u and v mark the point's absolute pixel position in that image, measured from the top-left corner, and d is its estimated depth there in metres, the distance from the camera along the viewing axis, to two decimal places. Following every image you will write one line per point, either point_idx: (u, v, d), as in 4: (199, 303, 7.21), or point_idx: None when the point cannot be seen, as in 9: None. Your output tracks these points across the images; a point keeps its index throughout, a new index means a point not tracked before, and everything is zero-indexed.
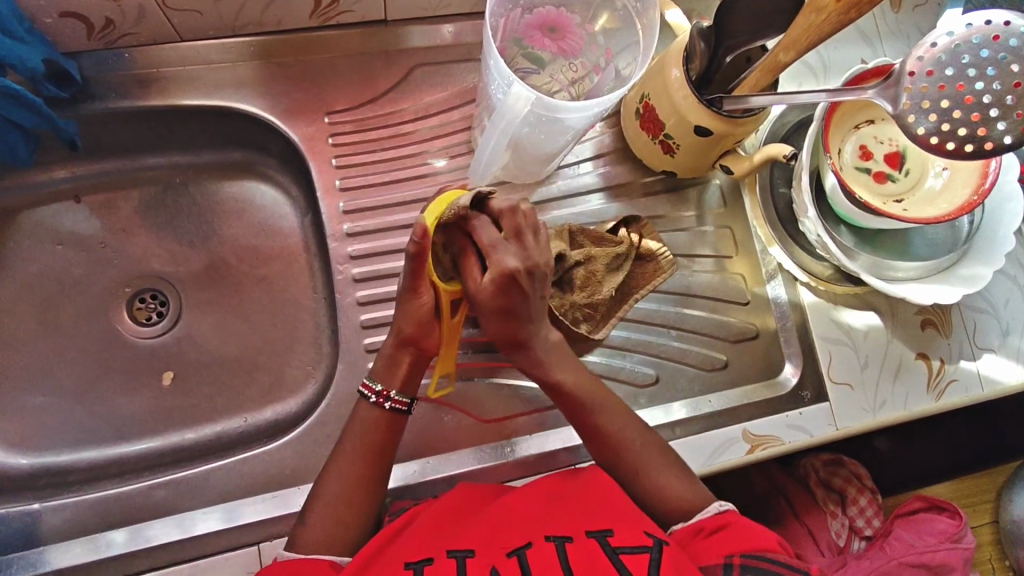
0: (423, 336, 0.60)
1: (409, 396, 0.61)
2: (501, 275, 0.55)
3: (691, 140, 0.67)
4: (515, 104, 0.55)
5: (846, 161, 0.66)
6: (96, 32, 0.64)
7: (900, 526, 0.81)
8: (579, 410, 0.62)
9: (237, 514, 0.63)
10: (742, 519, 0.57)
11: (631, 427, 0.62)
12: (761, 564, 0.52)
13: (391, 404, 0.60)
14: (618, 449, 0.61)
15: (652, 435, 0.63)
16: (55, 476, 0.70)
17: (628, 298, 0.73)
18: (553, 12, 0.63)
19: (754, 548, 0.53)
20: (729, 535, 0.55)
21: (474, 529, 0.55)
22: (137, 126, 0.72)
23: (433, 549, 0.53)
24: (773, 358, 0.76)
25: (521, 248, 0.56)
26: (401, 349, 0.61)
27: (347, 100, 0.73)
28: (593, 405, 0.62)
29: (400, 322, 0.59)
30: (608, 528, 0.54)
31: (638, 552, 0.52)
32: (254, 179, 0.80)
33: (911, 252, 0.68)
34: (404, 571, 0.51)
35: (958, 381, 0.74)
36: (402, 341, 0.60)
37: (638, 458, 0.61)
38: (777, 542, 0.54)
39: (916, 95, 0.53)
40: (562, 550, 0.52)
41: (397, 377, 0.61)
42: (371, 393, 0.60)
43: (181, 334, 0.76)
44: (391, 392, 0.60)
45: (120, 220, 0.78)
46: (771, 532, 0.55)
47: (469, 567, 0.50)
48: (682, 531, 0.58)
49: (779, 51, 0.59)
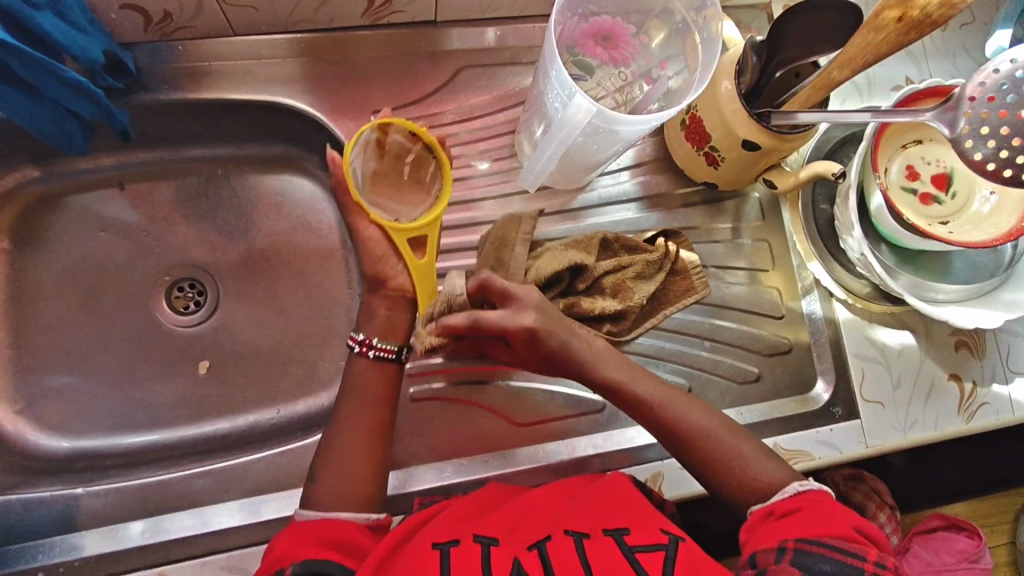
0: (389, 276, 0.64)
1: (395, 345, 0.62)
2: (523, 338, 0.57)
3: (738, 153, 0.67)
4: (576, 116, 0.56)
5: (893, 180, 0.66)
6: (154, 25, 0.65)
7: (919, 544, 0.82)
8: (640, 407, 0.61)
9: (274, 506, 0.64)
10: (819, 501, 0.55)
11: (693, 413, 0.61)
12: (817, 550, 0.51)
13: (375, 352, 0.61)
14: (688, 442, 0.60)
15: (712, 412, 0.62)
16: (94, 459, 0.71)
17: (655, 313, 0.73)
18: (609, 21, 0.63)
19: (811, 533, 0.52)
20: (798, 520, 0.54)
21: (495, 520, 0.56)
22: (184, 118, 0.73)
23: (459, 533, 0.54)
24: (806, 373, 0.76)
25: (523, 302, 0.58)
26: (377, 298, 0.64)
27: (390, 100, 0.73)
28: (653, 401, 0.61)
29: (363, 264, 0.64)
30: (625, 527, 0.54)
31: (653, 550, 0.52)
32: (295, 173, 0.81)
33: (952, 274, 0.68)
34: (432, 550, 0.51)
35: (990, 404, 0.74)
36: (372, 286, 0.64)
37: (712, 450, 0.60)
38: (850, 529, 0.52)
39: (975, 120, 0.54)
40: (580, 546, 0.52)
41: (377, 327, 0.63)
42: (355, 343, 0.61)
43: (217, 324, 0.77)
44: (373, 340, 0.61)
45: (161, 209, 0.78)
46: (848, 516, 0.53)
47: (493, 554, 0.51)
48: (755, 513, 0.57)
49: (832, 68, 0.59)
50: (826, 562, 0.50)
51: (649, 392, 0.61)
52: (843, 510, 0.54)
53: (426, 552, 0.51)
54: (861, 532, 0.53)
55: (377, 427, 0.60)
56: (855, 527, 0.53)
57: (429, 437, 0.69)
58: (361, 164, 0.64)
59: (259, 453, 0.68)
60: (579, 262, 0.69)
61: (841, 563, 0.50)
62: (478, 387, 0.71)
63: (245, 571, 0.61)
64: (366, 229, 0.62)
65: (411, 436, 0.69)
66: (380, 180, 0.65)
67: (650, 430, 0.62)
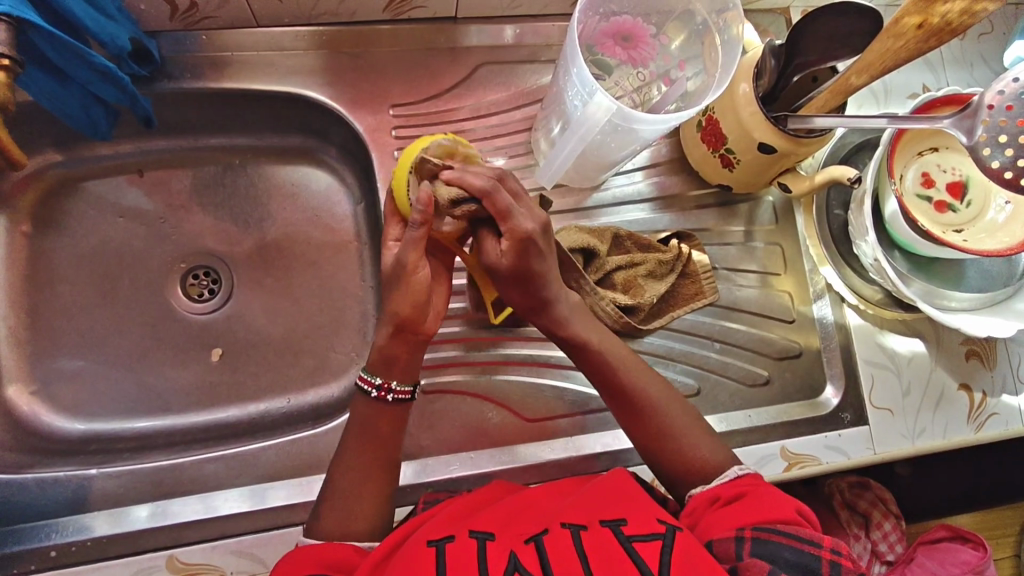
0: (421, 319, 0.56)
1: (411, 385, 0.59)
2: (518, 242, 0.53)
3: (754, 157, 0.67)
4: (594, 113, 0.57)
5: (908, 187, 0.66)
6: (179, 14, 0.65)
7: (923, 554, 0.81)
8: (604, 370, 0.61)
9: (283, 493, 0.65)
10: (760, 486, 0.57)
11: (654, 383, 0.61)
12: (771, 536, 0.52)
13: (393, 396, 0.58)
14: (646, 410, 0.61)
15: (671, 389, 0.63)
16: (107, 442, 0.72)
17: (661, 315, 0.74)
18: (629, 21, 0.64)
19: (766, 520, 0.53)
20: (741, 505, 0.55)
21: (491, 514, 0.56)
22: (205, 107, 0.73)
23: (455, 529, 0.54)
24: (815, 378, 0.76)
25: (528, 210, 0.54)
26: (395, 340, 0.57)
27: (408, 94, 0.74)
28: (618, 364, 0.61)
29: (399, 304, 0.55)
30: (622, 518, 0.55)
31: (650, 539, 0.52)
32: (311, 164, 0.81)
33: (965, 282, 0.68)
34: (427, 548, 0.51)
35: (999, 414, 0.74)
36: (398, 328, 0.56)
37: (665, 419, 0.61)
38: (795, 513, 0.54)
39: (993, 128, 0.54)
40: (578, 538, 0.52)
41: (395, 371, 0.58)
42: (371, 388, 0.57)
43: (231, 312, 0.78)
44: (392, 384, 0.57)
45: (178, 197, 0.79)
46: (788, 500, 0.55)
47: (488, 549, 0.51)
48: (698, 498, 0.57)
49: (851, 74, 0.59)
50: (782, 548, 0.51)
51: (615, 356, 0.61)
52: (784, 494, 0.56)
53: (423, 550, 0.51)
54: (803, 514, 0.54)
55: (380, 439, 0.58)
56: (798, 509, 0.55)
57: (439, 429, 0.70)
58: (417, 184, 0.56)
59: (269, 440, 0.69)
60: (592, 246, 0.69)
61: (799, 551, 0.51)
62: (487, 382, 0.72)
63: (255, 556, 0.61)
64: (415, 275, 0.55)
65: (420, 428, 0.69)
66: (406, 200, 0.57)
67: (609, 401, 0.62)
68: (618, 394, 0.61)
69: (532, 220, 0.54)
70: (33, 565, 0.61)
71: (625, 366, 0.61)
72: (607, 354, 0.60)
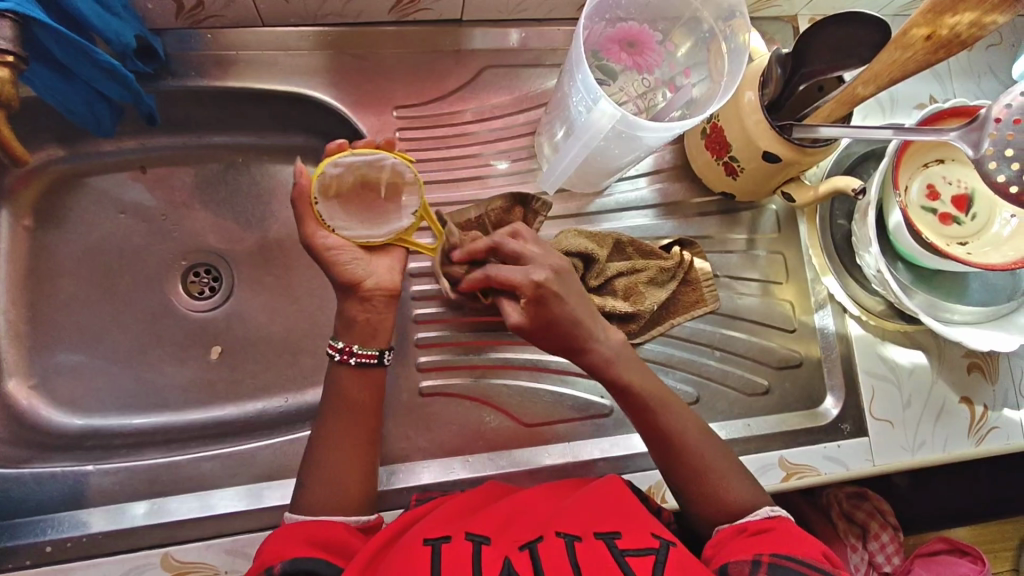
0: (364, 277, 0.61)
1: (376, 349, 0.60)
2: (532, 295, 0.55)
3: (757, 165, 0.67)
4: (599, 120, 0.57)
5: (912, 198, 0.66)
6: (185, 12, 0.65)
7: (920, 566, 0.81)
8: (643, 409, 0.60)
9: (281, 493, 0.64)
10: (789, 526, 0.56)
11: (690, 425, 0.61)
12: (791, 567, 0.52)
13: (357, 359, 0.59)
14: (680, 450, 0.60)
15: (713, 438, 0.61)
16: (104, 438, 0.72)
17: (661, 323, 0.73)
18: (636, 28, 0.64)
19: (788, 551, 0.53)
20: (767, 538, 0.55)
21: (485, 518, 0.56)
22: (208, 105, 0.73)
23: (450, 529, 0.54)
24: (814, 388, 0.76)
25: (535, 262, 0.57)
26: (353, 306, 0.61)
27: (412, 95, 0.74)
28: (656, 404, 0.60)
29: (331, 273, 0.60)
30: (616, 531, 0.54)
31: (644, 554, 0.52)
32: (312, 164, 0.81)
33: (968, 296, 0.68)
34: (423, 546, 0.51)
35: (1000, 428, 0.74)
36: (348, 294, 0.61)
37: (701, 459, 0.60)
38: (821, 554, 0.53)
39: (1000, 142, 0.53)
40: (571, 547, 0.52)
41: (358, 334, 0.61)
42: (335, 351, 0.59)
43: (231, 310, 0.78)
44: (353, 348, 0.59)
45: (181, 194, 0.79)
46: (815, 543, 0.54)
47: (483, 553, 0.51)
48: (727, 530, 0.57)
49: (858, 83, 0.58)
50: None
51: (654, 394, 0.60)
52: (811, 538, 0.55)
53: (419, 548, 0.51)
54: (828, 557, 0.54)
55: (359, 411, 0.59)
56: (823, 552, 0.54)
57: (437, 431, 0.69)
58: (341, 175, 0.59)
59: (265, 440, 0.69)
60: (590, 252, 0.69)
61: None
62: (485, 386, 0.71)
63: (249, 555, 0.61)
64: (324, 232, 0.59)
65: (417, 429, 0.69)
66: (368, 185, 0.61)
67: (644, 435, 0.61)
68: (652, 431, 0.60)
69: (540, 270, 0.56)
70: (27, 561, 0.61)
71: (663, 408, 0.60)
72: (648, 393, 0.59)
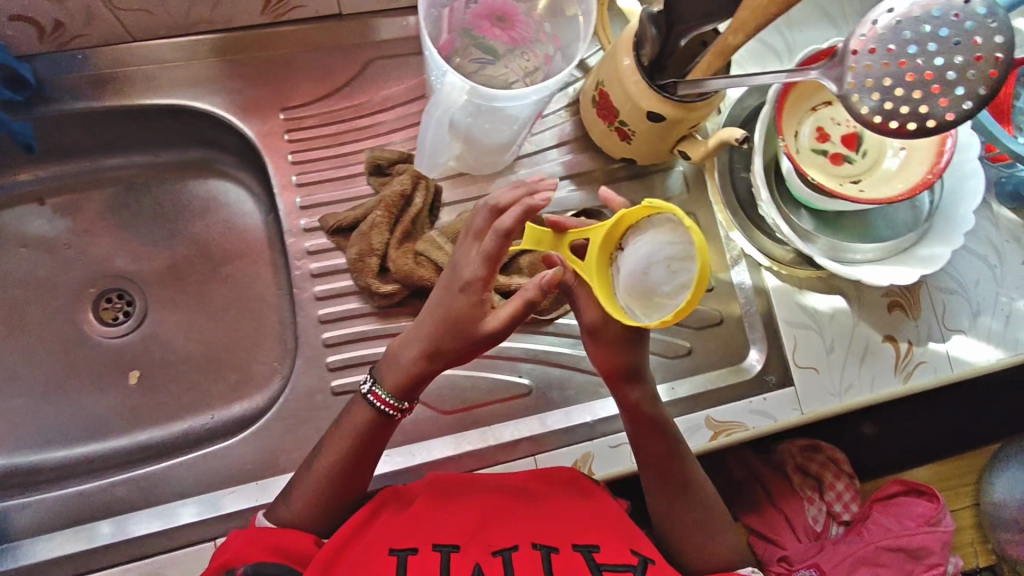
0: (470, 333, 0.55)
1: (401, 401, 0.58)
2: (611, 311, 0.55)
3: (645, 126, 0.67)
4: (450, 94, 0.56)
5: (803, 143, 0.66)
6: (48, 34, 0.65)
7: (879, 510, 0.75)
8: (666, 452, 0.61)
9: (200, 509, 0.63)
10: None
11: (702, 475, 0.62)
12: None
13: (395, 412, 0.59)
14: (693, 495, 0.61)
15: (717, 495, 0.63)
16: (24, 475, 0.71)
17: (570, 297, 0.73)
18: (499, 2, 0.63)
19: None
20: None
21: (454, 521, 0.56)
22: (92, 126, 0.72)
23: (418, 539, 0.54)
24: (739, 343, 0.76)
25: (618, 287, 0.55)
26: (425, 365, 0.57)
27: (302, 95, 0.73)
28: (678, 449, 0.61)
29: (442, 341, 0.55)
30: (594, 544, 0.55)
31: (621, 569, 0.52)
32: (216, 177, 0.80)
33: (871, 235, 0.68)
34: (389, 557, 0.52)
35: (927, 362, 0.73)
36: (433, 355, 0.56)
37: (705, 509, 0.61)
38: None
39: (860, 74, 0.51)
40: (546, 559, 0.53)
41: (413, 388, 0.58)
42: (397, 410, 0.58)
43: (147, 332, 0.77)
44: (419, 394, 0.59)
45: (84, 221, 0.78)
46: None
47: (452, 562, 0.52)
48: None
49: (728, 34, 0.58)
50: None
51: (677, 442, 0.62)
52: None
53: (385, 558, 0.51)
54: None
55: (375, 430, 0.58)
56: None
57: None
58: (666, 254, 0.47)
59: (181, 458, 0.67)
60: None
61: None
62: None
63: None
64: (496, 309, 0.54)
65: None
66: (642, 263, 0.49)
67: (659, 479, 0.62)
68: (670, 475, 0.61)
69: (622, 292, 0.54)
70: None
71: (686, 455, 0.62)
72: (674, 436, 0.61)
